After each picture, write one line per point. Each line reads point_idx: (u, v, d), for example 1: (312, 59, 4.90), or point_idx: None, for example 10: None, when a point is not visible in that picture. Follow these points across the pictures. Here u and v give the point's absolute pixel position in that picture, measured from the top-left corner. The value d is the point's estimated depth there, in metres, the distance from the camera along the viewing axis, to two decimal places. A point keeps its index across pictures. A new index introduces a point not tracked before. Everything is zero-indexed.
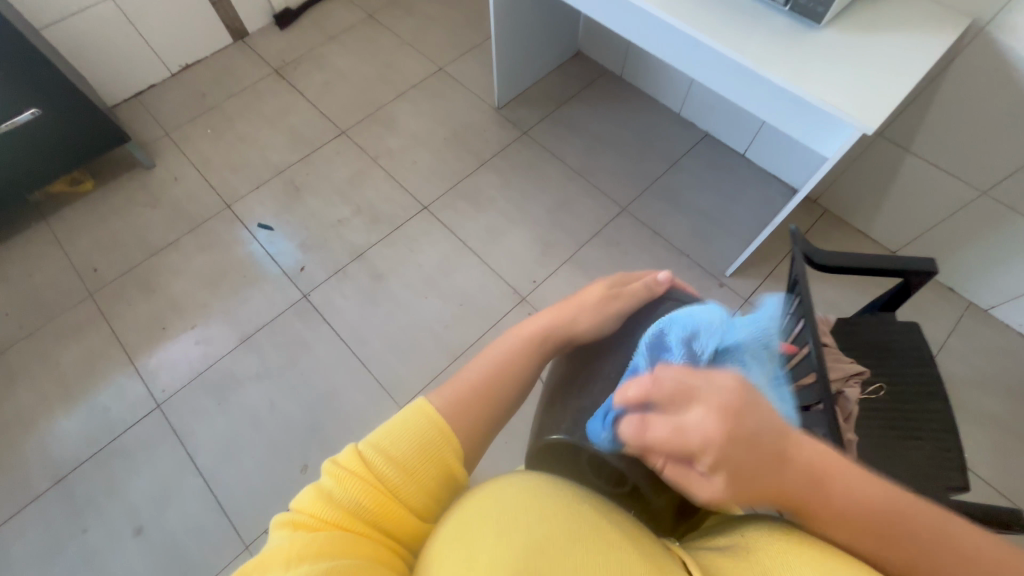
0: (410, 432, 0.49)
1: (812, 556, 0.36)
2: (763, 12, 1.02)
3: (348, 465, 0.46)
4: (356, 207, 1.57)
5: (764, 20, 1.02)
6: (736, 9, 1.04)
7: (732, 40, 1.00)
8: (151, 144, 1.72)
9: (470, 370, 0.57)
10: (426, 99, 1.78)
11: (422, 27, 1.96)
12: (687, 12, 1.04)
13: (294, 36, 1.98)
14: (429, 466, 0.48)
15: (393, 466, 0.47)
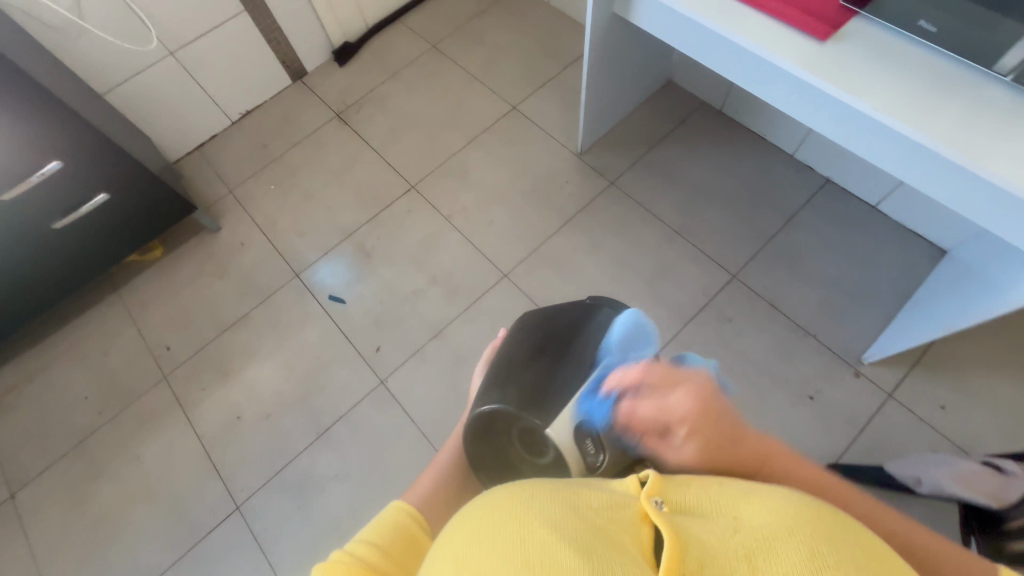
0: (386, 532, 0.57)
1: (803, 549, 0.38)
2: (969, 84, 0.79)
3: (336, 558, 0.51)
4: (431, 276, 1.45)
5: (973, 93, 0.78)
6: (931, 78, 0.81)
7: (928, 124, 0.78)
8: (215, 204, 1.64)
9: (421, 481, 0.68)
10: (500, 145, 1.62)
11: (491, 58, 1.78)
12: (864, 84, 0.82)
13: (354, 73, 1.84)
14: (400, 547, 0.56)
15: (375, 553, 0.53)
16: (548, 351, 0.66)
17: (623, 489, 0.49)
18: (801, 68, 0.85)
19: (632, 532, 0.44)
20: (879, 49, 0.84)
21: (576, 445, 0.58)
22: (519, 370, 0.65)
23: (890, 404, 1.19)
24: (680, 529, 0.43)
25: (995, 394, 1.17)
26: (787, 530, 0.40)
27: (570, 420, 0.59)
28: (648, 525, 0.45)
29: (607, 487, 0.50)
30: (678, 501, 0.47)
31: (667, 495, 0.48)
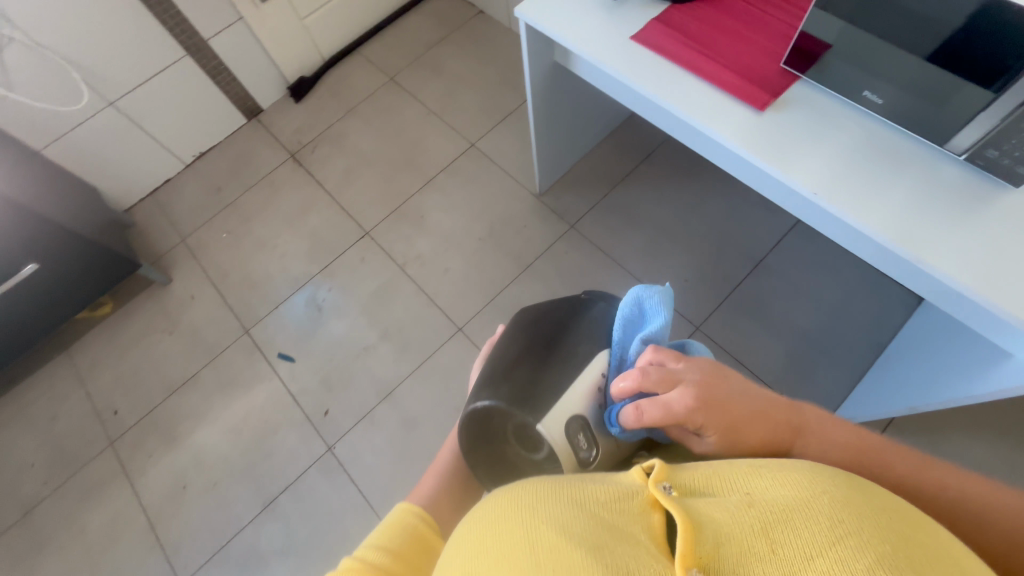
0: (398, 530, 0.55)
1: (835, 533, 0.30)
2: (918, 160, 0.72)
3: (353, 562, 0.49)
4: (383, 331, 1.39)
5: (924, 172, 0.71)
6: (879, 153, 0.73)
7: (871, 210, 0.70)
8: (166, 254, 1.60)
9: (425, 482, 0.65)
10: (458, 186, 1.56)
11: (451, 91, 1.72)
12: (803, 163, 0.74)
13: (311, 110, 1.78)
14: (413, 547, 0.54)
15: (387, 553, 0.51)
16: (543, 342, 0.56)
17: (627, 479, 0.40)
18: (738, 142, 0.77)
19: (637, 527, 0.36)
20: (823, 121, 0.76)
21: (571, 441, 0.52)
22: (512, 363, 0.55)
23: None
24: (691, 512, 0.35)
25: (971, 460, 1.09)
26: (812, 499, 0.32)
27: (564, 413, 0.52)
28: (658, 509, 0.37)
29: (609, 475, 0.41)
30: (691, 481, 0.39)
31: (678, 480, 0.39)
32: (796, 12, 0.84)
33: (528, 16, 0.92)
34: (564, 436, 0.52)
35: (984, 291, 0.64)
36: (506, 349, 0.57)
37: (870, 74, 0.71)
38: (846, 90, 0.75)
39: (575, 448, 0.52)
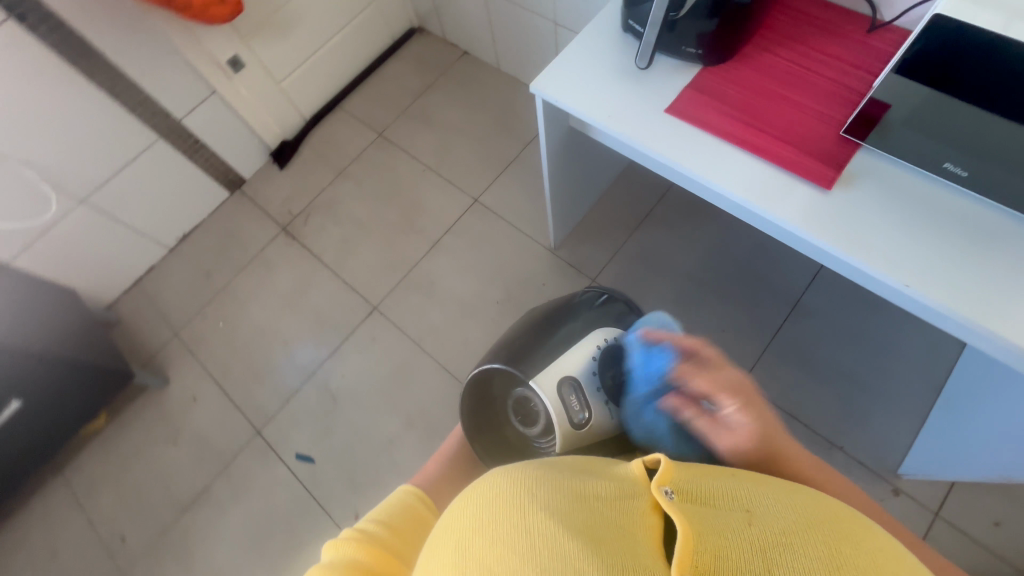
0: (393, 509, 0.60)
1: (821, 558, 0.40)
2: (984, 224, 0.66)
3: (352, 532, 0.55)
4: (406, 417, 1.29)
5: (992, 235, 0.65)
6: (938, 217, 0.67)
7: (955, 293, 0.63)
8: (159, 351, 1.48)
9: (430, 466, 0.72)
10: (466, 247, 1.47)
11: (445, 143, 1.63)
12: (873, 243, 0.67)
13: (298, 175, 1.68)
14: (406, 521, 0.59)
15: (385, 527, 0.57)
16: (549, 324, 0.72)
17: (631, 478, 0.50)
18: (800, 224, 0.70)
19: (636, 523, 0.44)
20: (893, 194, 0.69)
21: (564, 400, 0.65)
22: (524, 337, 0.70)
23: (938, 526, 1.05)
24: (694, 520, 0.43)
25: None
26: (801, 535, 0.42)
27: (557, 378, 0.66)
28: (655, 514, 0.46)
29: (613, 471, 0.51)
30: (690, 490, 0.48)
31: (678, 485, 0.48)
32: (842, 70, 0.78)
33: (546, 91, 0.84)
34: (558, 393, 0.65)
35: None
36: (516, 330, 0.73)
37: (952, 145, 0.64)
38: (921, 160, 0.68)
39: (565, 407, 0.64)
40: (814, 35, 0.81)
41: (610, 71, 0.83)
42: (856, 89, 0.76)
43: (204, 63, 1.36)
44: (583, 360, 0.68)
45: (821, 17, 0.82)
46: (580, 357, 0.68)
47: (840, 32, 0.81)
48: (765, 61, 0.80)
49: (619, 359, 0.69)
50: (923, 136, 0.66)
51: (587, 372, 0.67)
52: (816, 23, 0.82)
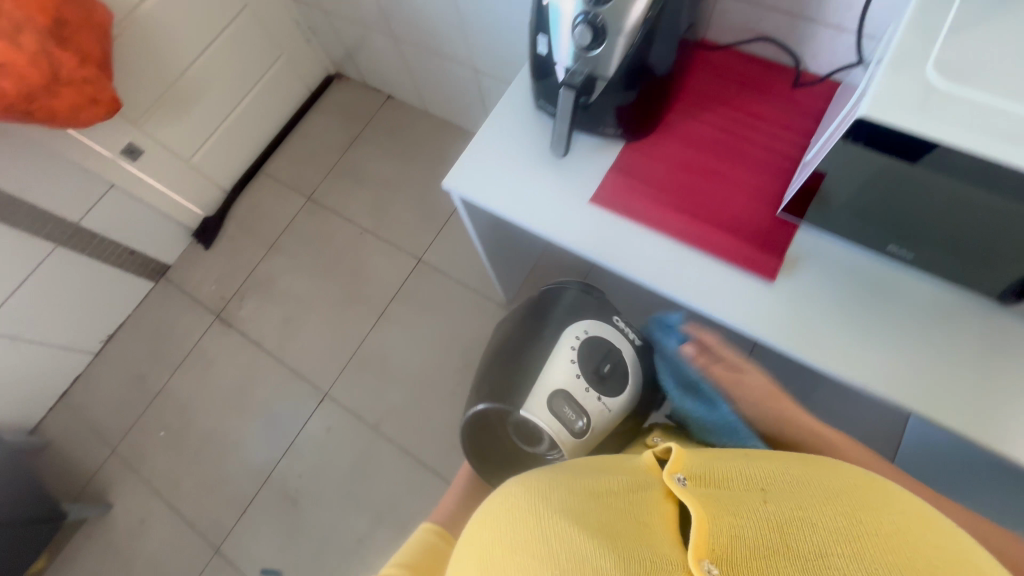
0: (418, 546, 0.58)
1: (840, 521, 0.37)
2: (893, 285, 0.63)
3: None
4: (374, 512, 1.21)
5: (904, 296, 0.62)
6: (850, 281, 0.64)
7: (881, 368, 0.60)
8: (97, 473, 1.36)
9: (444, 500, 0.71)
10: (415, 314, 1.39)
11: (380, 201, 1.53)
12: (806, 324, 0.63)
13: (226, 253, 1.56)
14: (433, 555, 0.57)
15: (412, 565, 0.54)
16: (527, 342, 0.69)
17: (648, 475, 0.48)
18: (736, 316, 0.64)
19: (651, 510, 0.43)
20: (831, 274, 0.64)
21: (557, 415, 0.62)
22: (503, 363, 0.69)
23: None
24: (705, 502, 0.40)
25: None
26: (820, 505, 0.38)
27: (547, 395, 0.64)
28: (672, 502, 0.44)
29: (630, 465, 0.50)
30: (703, 473, 0.45)
31: (690, 469, 0.45)
32: (770, 134, 0.73)
33: (459, 187, 0.76)
34: (546, 410, 0.62)
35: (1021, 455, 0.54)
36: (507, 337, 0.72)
37: (891, 227, 0.59)
38: (860, 239, 0.63)
39: (563, 422, 0.62)
40: (737, 95, 0.75)
41: (526, 158, 0.76)
42: (787, 156, 0.71)
43: (96, 160, 1.23)
44: (565, 373, 0.65)
45: (742, 72, 0.76)
46: (563, 366, 0.65)
47: (763, 89, 0.75)
48: (689, 130, 0.74)
49: (607, 354, 0.67)
50: (860, 221, 0.60)
51: (574, 379, 0.64)
52: (738, 80, 0.76)
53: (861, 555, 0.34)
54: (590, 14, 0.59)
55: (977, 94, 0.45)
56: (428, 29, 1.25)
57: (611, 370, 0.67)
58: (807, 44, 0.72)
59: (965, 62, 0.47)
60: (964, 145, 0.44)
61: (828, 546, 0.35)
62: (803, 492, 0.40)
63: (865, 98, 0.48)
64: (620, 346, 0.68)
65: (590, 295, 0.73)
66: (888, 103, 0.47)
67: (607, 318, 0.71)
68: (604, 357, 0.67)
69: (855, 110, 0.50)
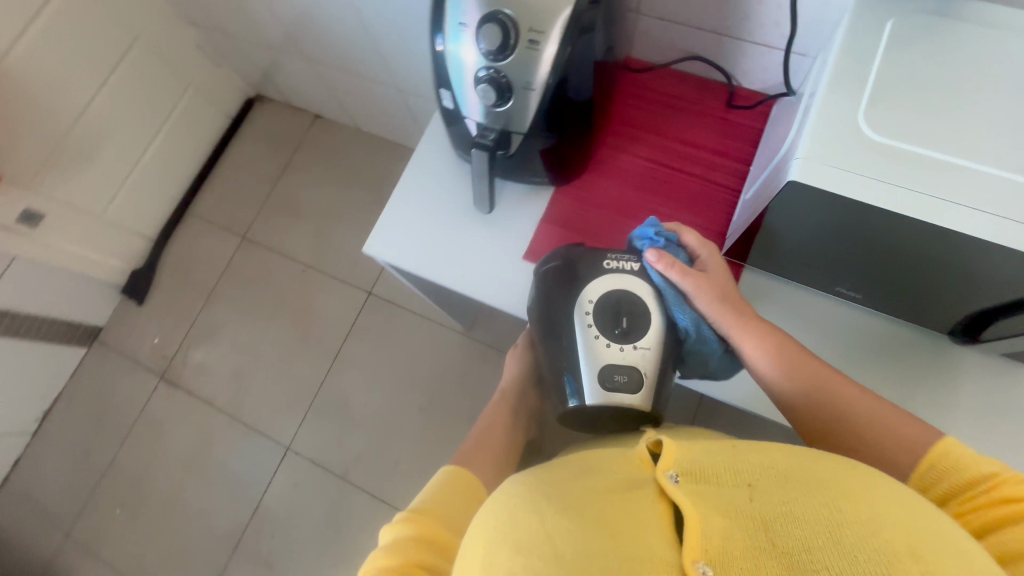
0: (447, 491, 0.56)
1: (826, 509, 0.35)
2: (838, 321, 0.60)
3: (412, 516, 0.51)
4: (354, 565, 1.18)
5: (849, 332, 0.60)
6: (794, 320, 0.61)
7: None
8: (54, 561, 1.28)
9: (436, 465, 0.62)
10: (371, 352, 1.32)
11: (320, 233, 1.44)
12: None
13: (162, 307, 1.45)
14: (458, 500, 0.56)
15: (439, 508, 0.53)
16: (552, 332, 0.60)
17: (638, 474, 0.46)
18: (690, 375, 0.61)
19: (645, 510, 0.41)
20: (782, 320, 0.61)
21: (614, 390, 0.55)
22: (547, 359, 0.61)
23: None
24: (697, 501, 0.39)
25: None
26: (809, 491, 0.36)
27: (594, 373, 0.55)
28: (664, 501, 0.42)
29: (620, 464, 0.48)
30: (696, 466, 0.42)
31: (682, 464, 0.43)
32: (708, 163, 0.68)
33: (384, 254, 0.69)
34: (608, 391, 0.55)
35: None
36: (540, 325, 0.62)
37: (839, 274, 0.55)
38: (808, 281, 0.59)
39: (623, 392, 0.55)
40: (670, 120, 0.70)
41: (452, 213, 0.69)
42: (727, 186, 0.67)
43: None
44: (594, 348, 0.56)
45: (673, 94, 0.70)
46: (589, 342, 0.56)
47: (696, 111, 0.70)
48: (623, 166, 0.69)
49: (617, 305, 0.57)
50: (807, 267, 0.56)
51: (610, 351, 0.56)
52: (668, 102, 0.70)
53: (840, 538, 0.33)
54: (492, 71, 0.52)
55: (908, 147, 0.43)
56: (342, 49, 1.14)
57: (632, 320, 0.57)
58: (736, 61, 0.66)
59: (894, 112, 0.44)
60: (899, 206, 0.41)
61: (810, 541, 0.34)
62: (785, 477, 0.38)
63: (797, 151, 0.44)
64: (629, 292, 0.57)
65: (569, 257, 0.60)
66: (821, 158, 0.43)
67: (596, 265, 0.59)
68: (616, 308, 0.57)
69: (787, 162, 0.46)
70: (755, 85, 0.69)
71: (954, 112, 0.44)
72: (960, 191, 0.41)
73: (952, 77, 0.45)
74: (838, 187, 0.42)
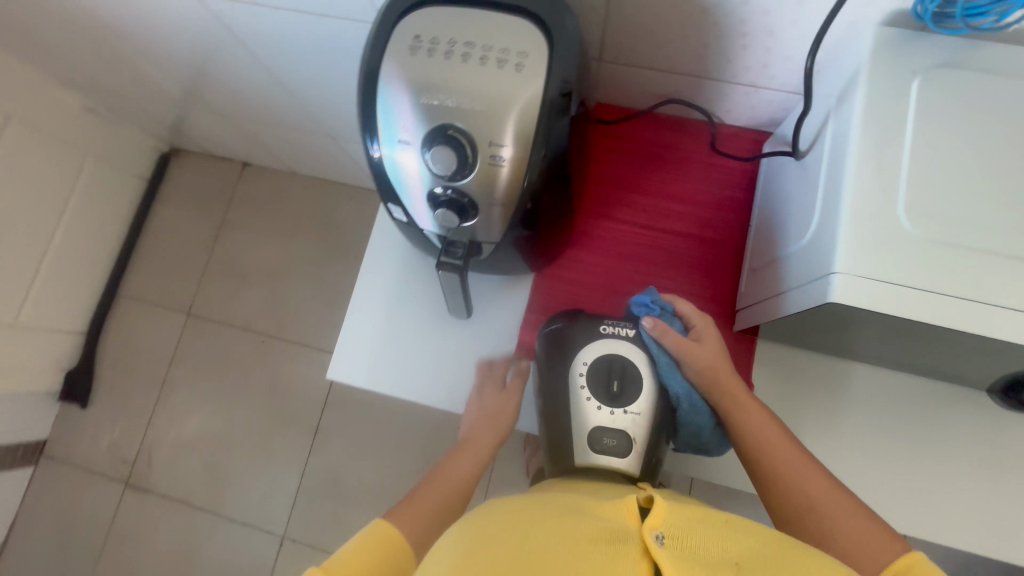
0: (369, 545, 0.39)
1: None
2: (876, 387, 0.55)
3: (318, 575, 0.34)
4: None
5: (891, 398, 0.54)
6: (830, 393, 0.55)
7: (881, 499, 0.53)
8: None
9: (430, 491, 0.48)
10: (355, 422, 1.20)
11: (274, 297, 1.29)
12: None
13: (111, 406, 1.29)
14: (381, 562, 0.38)
15: (356, 571, 0.36)
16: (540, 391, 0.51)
17: (618, 516, 0.36)
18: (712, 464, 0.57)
19: (624, 567, 0.31)
20: (806, 391, 0.55)
21: (600, 453, 0.46)
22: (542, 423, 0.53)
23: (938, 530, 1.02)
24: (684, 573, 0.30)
25: None
26: None
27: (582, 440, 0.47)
28: (648, 559, 0.32)
29: (599, 503, 0.38)
30: (685, 532, 0.34)
31: (669, 527, 0.34)
32: (698, 220, 0.61)
33: (354, 378, 0.60)
34: (592, 454, 0.46)
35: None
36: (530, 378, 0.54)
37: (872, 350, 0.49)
38: (833, 350, 0.53)
39: (611, 456, 0.46)
40: (648, 175, 0.62)
41: (425, 320, 0.61)
42: (723, 243, 0.60)
43: None
44: (582, 409, 0.48)
45: (647, 143, 0.62)
46: (580, 405, 0.48)
47: (676, 159, 0.62)
48: (605, 236, 0.61)
49: (610, 365, 0.49)
50: (832, 343, 0.50)
51: (601, 414, 0.47)
52: (644, 154, 0.62)
53: None
54: (451, 191, 0.43)
55: (964, 246, 0.35)
56: (259, 107, 0.95)
57: (626, 382, 0.48)
58: (719, 100, 0.57)
59: (936, 201, 0.36)
60: (979, 326, 0.34)
61: None
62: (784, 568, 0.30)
63: (831, 261, 0.36)
64: (624, 353, 0.49)
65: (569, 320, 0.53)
66: (863, 270, 0.36)
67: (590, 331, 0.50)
68: (609, 368, 0.48)
69: (819, 270, 0.38)
70: (740, 119, 0.60)
71: (1011, 191, 0.36)
72: None
73: (997, 143, 0.37)
74: (901, 308, 0.35)
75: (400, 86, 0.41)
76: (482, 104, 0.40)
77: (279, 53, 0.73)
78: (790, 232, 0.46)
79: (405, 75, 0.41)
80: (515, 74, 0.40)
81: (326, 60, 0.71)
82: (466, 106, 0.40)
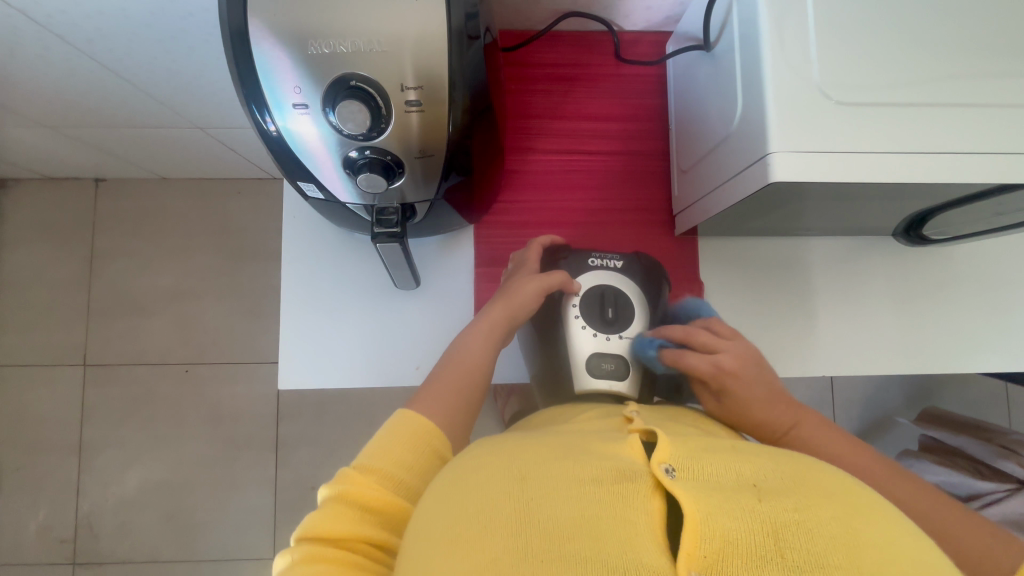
0: (402, 436, 0.38)
1: (836, 524, 0.27)
2: (806, 252, 0.60)
3: (351, 476, 0.35)
4: None
5: (819, 261, 0.60)
6: (769, 270, 0.59)
7: (824, 349, 0.59)
8: None
9: (449, 373, 0.45)
10: (318, 425, 1.13)
11: (183, 321, 1.15)
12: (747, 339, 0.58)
13: (24, 489, 1.11)
14: (416, 453, 0.38)
15: (389, 465, 0.36)
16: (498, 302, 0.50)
17: (623, 454, 0.34)
18: None
19: (638, 507, 0.29)
20: (748, 271, 0.59)
21: (600, 377, 0.47)
22: (534, 362, 0.53)
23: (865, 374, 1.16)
24: (700, 499, 0.29)
25: None
26: (840, 517, 0.27)
27: (583, 364, 0.47)
28: (660, 496, 0.31)
29: (600, 442, 0.36)
30: (697, 461, 0.32)
31: (679, 457, 0.33)
32: (622, 135, 0.60)
33: (314, 380, 0.56)
34: (591, 378, 0.47)
35: (945, 364, 0.59)
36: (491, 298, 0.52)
37: (798, 221, 0.52)
38: (763, 230, 0.57)
39: (612, 379, 0.46)
40: (563, 99, 0.60)
41: (373, 300, 0.57)
42: (648, 153, 0.60)
43: None
44: (576, 335, 0.48)
45: (554, 65, 0.59)
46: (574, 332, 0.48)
47: (587, 77, 0.60)
48: (537, 171, 0.59)
49: (602, 294, 0.49)
50: (766, 223, 0.53)
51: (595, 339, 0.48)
52: (554, 77, 0.60)
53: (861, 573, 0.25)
54: (369, 152, 0.39)
55: (876, 106, 0.38)
56: (94, 106, 0.78)
57: (618, 308, 0.49)
58: (614, 8, 0.56)
59: (843, 66, 0.38)
60: (896, 177, 0.38)
61: (823, 561, 0.25)
62: (799, 489, 0.29)
63: (767, 143, 0.38)
64: (618, 283, 0.50)
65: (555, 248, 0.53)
66: (794, 146, 0.37)
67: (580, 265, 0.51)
68: (603, 296, 0.49)
69: (753, 154, 0.40)
70: (636, 25, 0.59)
71: (902, 43, 0.39)
72: (932, 136, 0.38)
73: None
74: (825, 174, 0.37)
75: (276, 40, 0.35)
76: (383, 44, 0.35)
77: (102, 31, 0.59)
78: (715, 128, 0.46)
79: (279, 25, 0.35)
80: (410, 3, 0.35)
81: (169, 31, 0.59)
82: (363, 50, 0.35)
